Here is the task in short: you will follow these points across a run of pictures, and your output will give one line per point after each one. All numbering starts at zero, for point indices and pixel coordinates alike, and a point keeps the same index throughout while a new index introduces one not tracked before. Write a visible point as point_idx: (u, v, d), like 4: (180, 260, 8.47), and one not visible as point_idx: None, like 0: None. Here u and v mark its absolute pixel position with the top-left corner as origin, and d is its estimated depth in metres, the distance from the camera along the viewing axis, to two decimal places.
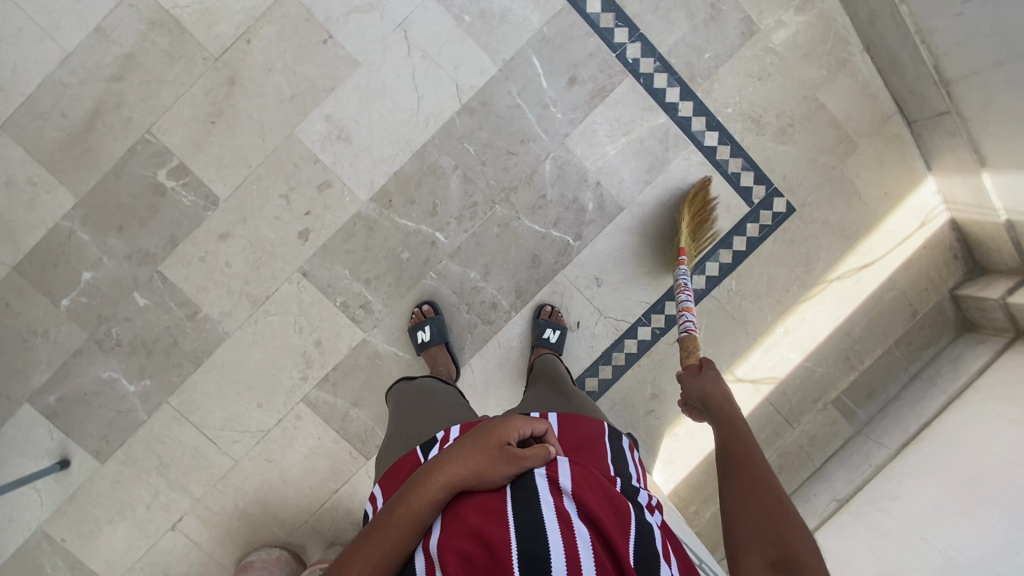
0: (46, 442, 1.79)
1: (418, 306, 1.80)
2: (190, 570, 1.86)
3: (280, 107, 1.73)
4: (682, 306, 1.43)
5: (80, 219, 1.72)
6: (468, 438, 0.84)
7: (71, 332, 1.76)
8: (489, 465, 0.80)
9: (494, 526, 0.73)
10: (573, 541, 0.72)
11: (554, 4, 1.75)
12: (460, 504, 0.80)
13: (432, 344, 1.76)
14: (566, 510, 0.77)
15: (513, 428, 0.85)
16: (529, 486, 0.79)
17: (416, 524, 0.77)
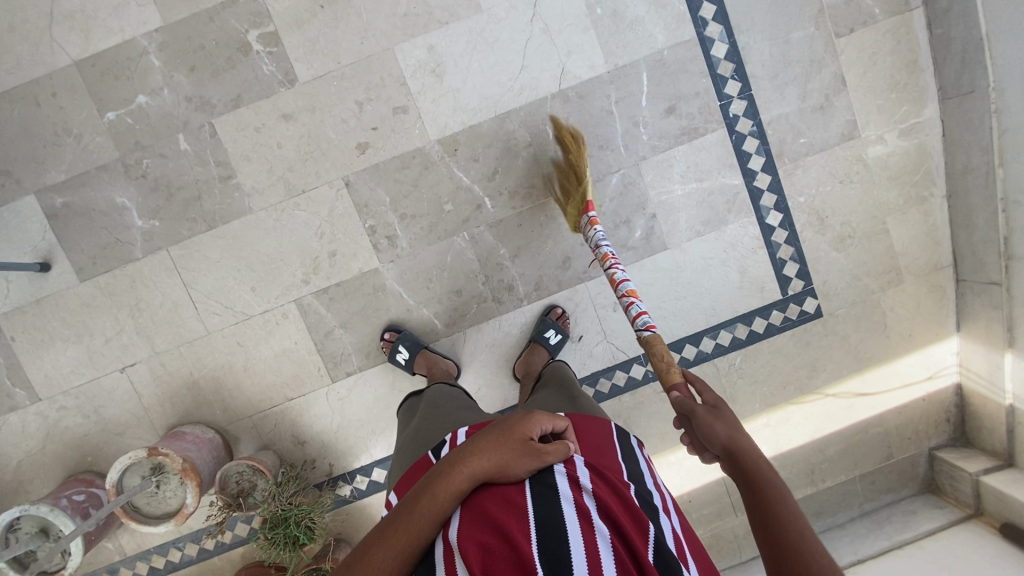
0: (34, 240, 1.74)
1: (382, 338, 1.80)
2: (122, 417, 1.83)
3: (390, 18, 1.70)
4: (627, 294, 1.45)
5: (158, 44, 1.68)
6: (486, 434, 0.95)
7: (102, 146, 1.71)
8: (510, 459, 0.91)
9: (514, 516, 0.84)
10: (593, 537, 0.81)
11: (684, 33, 1.74)
12: (480, 494, 0.90)
13: (415, 357, 1.77)
14: (586, 506, 0.87)
15: (533, 425, 0.96)
16: (548, 482, 0.90)
17: (443, 513, 0.87)
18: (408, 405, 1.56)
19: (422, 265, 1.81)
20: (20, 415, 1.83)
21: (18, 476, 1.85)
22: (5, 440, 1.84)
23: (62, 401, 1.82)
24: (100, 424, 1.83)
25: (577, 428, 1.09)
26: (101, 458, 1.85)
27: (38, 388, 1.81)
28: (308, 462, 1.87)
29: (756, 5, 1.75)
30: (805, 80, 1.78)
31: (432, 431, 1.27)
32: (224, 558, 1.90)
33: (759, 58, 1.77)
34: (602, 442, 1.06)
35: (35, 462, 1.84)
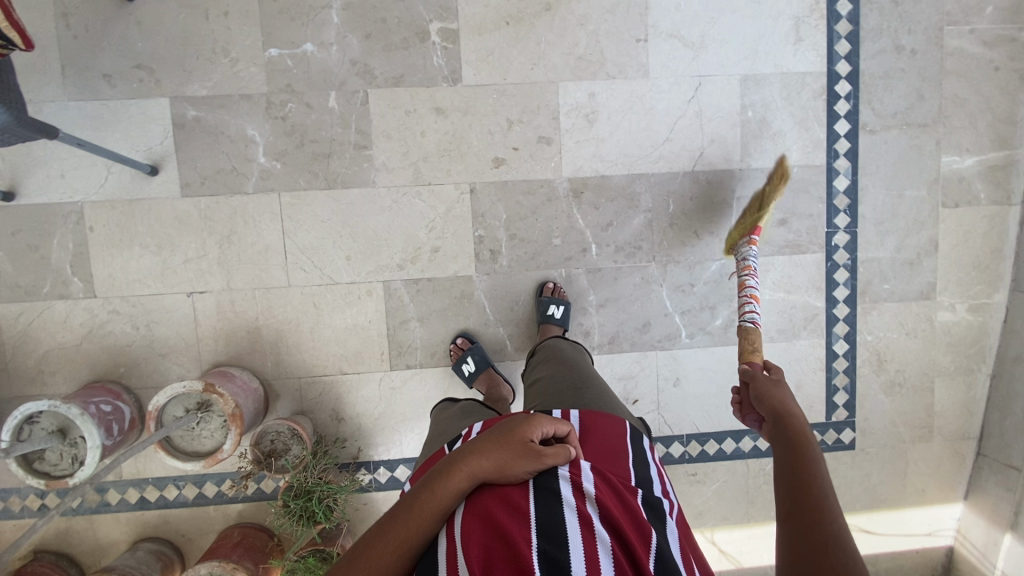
0: (151, 142, 1.71)
1: (454, 342, 1.82)
2: (171, 340, 1.78)
3: (566, 56, 1.77)
4: (749, 294, 1.58)
5: (342, 3, 1.70)
6: (489, 434, 0.94)
7: (253, 76, 1.71)
8: (511, 460, 0.90)
9: (515, 522, 0.84)
10: (593, 549, 0.81)
11: (816, 158, 1.86)
12: (481, 493, 0.90)
13: (479, 372, 1.77)
14: (588, 514, 0.87)
15: (535, 427, 0.95)
16: (550, 487, 0.89)
17: (445, 510, 0.88)
18: (440, 407, 1.54)
19: (514, 287, 1.84)
20: (67, 305, 1.75)
21: (41, 364, 1.77)
22: (44, 326, 1.76)
23: (117, 305, 1.76)
24: (147, 340, 1.78)
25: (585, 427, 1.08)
26: (134, 373, 1.79)
27: (97, 285, 1.75)
28: (339, 440, 1.84)
29: (886, 155, 1.88)
30: (904, 234, 1.92)
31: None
32: (219, 509, 1.85)
33: (873, 201, 1.90)
34: (614, 443, 1.04)
35: (65, 358, 1.77)
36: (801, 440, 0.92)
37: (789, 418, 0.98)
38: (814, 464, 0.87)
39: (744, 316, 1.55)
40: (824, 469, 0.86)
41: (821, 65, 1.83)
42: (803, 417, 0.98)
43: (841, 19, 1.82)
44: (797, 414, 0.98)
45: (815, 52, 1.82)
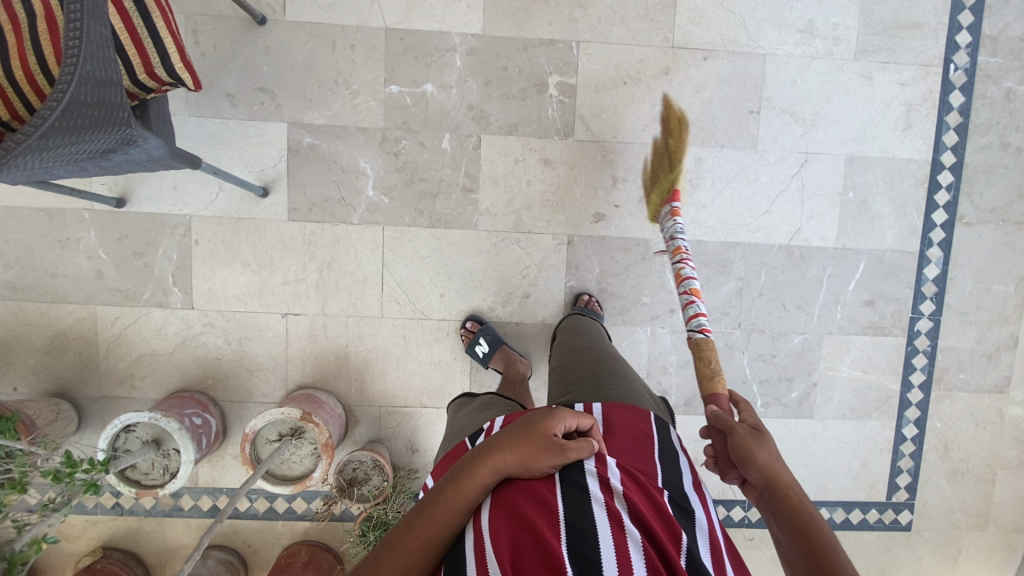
0: (264, 163, 1.73)
1: (465, 326, 1.80)
2: (261, 357, 1.82)
3: (678, 121, 1.78)
4: (690, 290, 1.41)
5: (467, 48, 1.72)
6: (511, 429, 0.91)
7: (372, 110, 1.73)
8: (534, 454, 0.87)
9: (543, 517, 0.80)
10: (624, 547, 0.77)
11: (910, 244, 1.88)
12: (507, 489, 0.87)
13: (493, 352, 1.75)
14: (617, 511, 0.83)
15: (557, 421, 0.91)
16: (577, 481, 0.86)
17: (471, 505, 0.86)
18: (461, 403, 1.44)
19: None
20: (164, 313, 1.79)
21: (132, 367, 1.81)
22: (140, 331, 1.80)
23: (212, 318, 1.80)
24: (238, 355, 1.82)
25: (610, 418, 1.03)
26: (221, 385, 1.83)
27: (196, 297, 1.79)
28: (411, 470, 1.88)
29: (978, 248, 1.89)
30: (986, 327, 1.93)
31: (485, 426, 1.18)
32: (287, 525, 1.89)
33: (960, 292, 1.91)
34: (639, 437, 1.00)
35: (157, 364, 1.81)
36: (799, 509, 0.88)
37: (783, 488, 0.91)
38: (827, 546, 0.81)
39: (694, 322, 1.36)
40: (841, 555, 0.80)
41: (927, 153, 1.84)
42: (796, 485, 0.92)
43: (952, 110, 1.83)
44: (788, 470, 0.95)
45: (922, 141, 1.83)
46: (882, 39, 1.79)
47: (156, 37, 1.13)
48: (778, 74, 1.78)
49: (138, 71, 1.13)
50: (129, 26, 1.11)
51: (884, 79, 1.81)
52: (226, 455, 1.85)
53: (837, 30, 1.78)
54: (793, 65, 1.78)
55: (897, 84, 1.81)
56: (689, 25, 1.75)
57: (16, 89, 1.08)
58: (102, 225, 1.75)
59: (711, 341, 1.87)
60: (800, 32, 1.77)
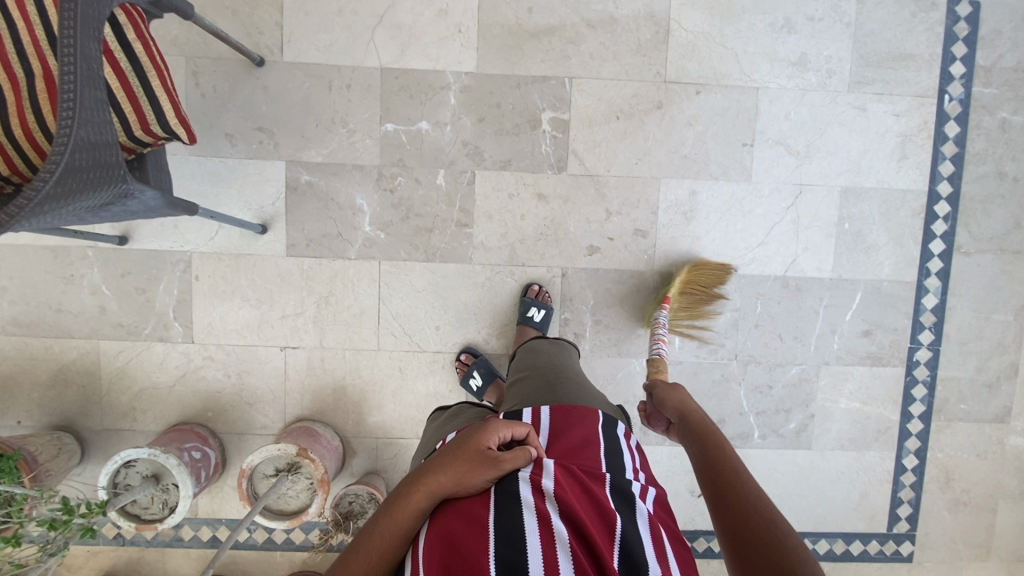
0: (263, 201, 1.77)
1: (459, 358, 1.83)
2: (259, 390, 1.85)
3: (671, 154, 1.79)
4: (659, 336, 1.58)
5: (461, 86, 1.74)
6: (445, 451, 0.93)
7: (368, 148, 1.76)
8: (466, 471, 0.89)
9: (472, 529, 0.81)
10: (551, 550, 0.78)
11: (907, 274, 1.87)
12: (444, 510, 0.88)
13: (487, 385, 1.75)
14: (548, 513, 0.83)
15: (490, 434, 0.93)
16: (509, 489, 0.87)
17: (408, 531, 0.87)
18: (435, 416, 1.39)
19: (593, 371, 1.87)
20: (165, 347, 1.82)
21: (134, 400, 1.84)
22: (141, 365, 1.83)
23: (212, 352, 1.83)
24: (237, 387, 1.85)
25: (553, 422, 1.03)
26: (220, 417, 1.86)
27: (197, 331, 1.82)
28: None
29: (977, 277, 1.88)
30: (986, 356, 1.91)
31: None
32: (285, 556, 1.91)
33: (958, 322, 1.89)
34: (582, 436, 1.01)
35: (158, 397, 1.84)
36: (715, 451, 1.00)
37: (689, 410, 1.15)
38: (712, 437, 1.03)
39: (653, 347, 1.55)
40: (723, 441, 1.02)
41: (923, 183, 1.83)
42: (698, 407, 1.16)
43: (948, 140, 1.82)
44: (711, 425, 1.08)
45: (917, 171, 1.83)
46: (875, 70, 1.79)
47: (151, 95, 1.16)
48: (771, 107, 1.79)
49: (135, 127, 1.16)
50: (124, 84, 1.13)
51: (878, 110, 1.81)
52: (225, 486, 1.87)
53: (830, 63, 1.78)
54: (787, 98, 1.79)
55: (891, 115, 1.81)
56: (682, 60, 1.77)
57: (17, 147, 1.13)
58: (105, 262, 1.78)
59: (707, 374, 1.87)
60: (793, 65, 1.78)
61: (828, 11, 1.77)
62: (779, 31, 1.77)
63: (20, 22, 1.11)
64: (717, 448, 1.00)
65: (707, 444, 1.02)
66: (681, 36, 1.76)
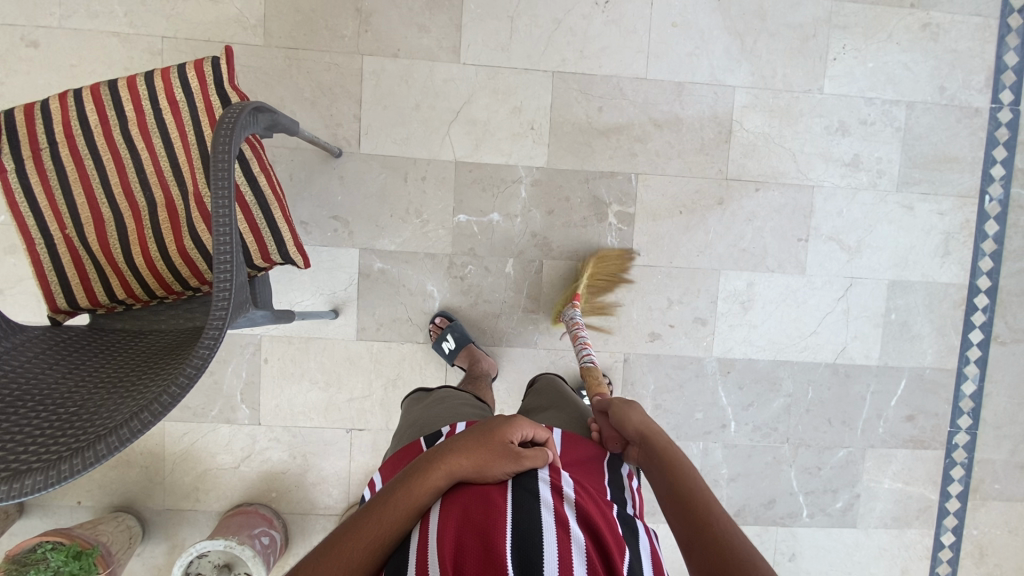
0: (335, 287, 1.80)
1: (433, 321, 1.81)
2: (324, 470, 1.87)
3: (730, 248, 1.87)
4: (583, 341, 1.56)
5: (531, 180, 1.81)
6: (468, 436, 0.97)
7: (441, 237, 1.80)
8: (490, 459, 0.92)
9: (492, 516, 0.85)
10: (568, 550, 0.81)
11: (948, 362, 1.96)
12: (459, 491, 0.92)
13: (459, 350, 1.75)
14: (565, 515, 0.88)
15: (515, 429, 0.98)
16: (529, 487, 0.91)
17: (421, 506, 0.89)
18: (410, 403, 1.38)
19: None
20: (231, 429, 1.84)
21: (197, 481, 1.84)
22: (207, 445, 1.84)
23: (278, 432, 1.85)
24: (302, 467, 1.86)
25: (566, 445, 1.11)
26: (284, 498, 1.86)
27: (264, 413, 1.84)
28: None
29: (1013, 366, 1.97)
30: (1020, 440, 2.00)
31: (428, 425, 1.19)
32: None
33: (995, 407, 1.98)
34: (590, 465, 1.09)
35: (221, 478, 1.85)
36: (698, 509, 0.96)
37: (656, 439, 1.08)
38: (692, 479, 1.01)
39: (583, 356, 1.53)
40: (701, 482, 1.00)
41: (964, 277, 1.94)
42: (662, 432, 1.10)
43: (988, 237, 1.93)
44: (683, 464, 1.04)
45: (958, 266, 1.93)
46: (922, 171, 1.89)
47: (273, 226, 1.20)
48: (825, 204, 1.88)
49: (256, 257, 1.20)
50: (249, 218, 1.18)
51: (924, 209, 1.91)
52: (286, 567, 1.87)
53: (881, 164, 1.88)
54: (839, 196, 1.88)
55: (936, 213, 1.91)
56: (742, 158, 1.85)
57: (139, 276, 1.20)
58: None
59: (760, 456, 1.94)
60: (846, 166, 1.87)
61: (879, 115, 1.87)
62: (834, 133, 1.86)
63: (144, 153, 1.16)
64: (699, 494, 0.98)
65: (685, 485, 1.00)
66: (742, 137, 1.84)
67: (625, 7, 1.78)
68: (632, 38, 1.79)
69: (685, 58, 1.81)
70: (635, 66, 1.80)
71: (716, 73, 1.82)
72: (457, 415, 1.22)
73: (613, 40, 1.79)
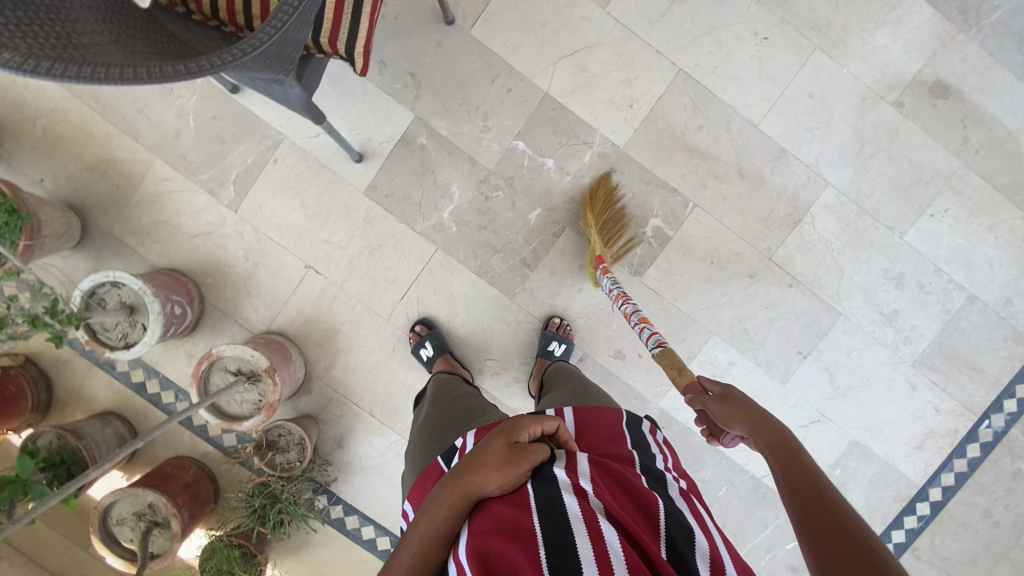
0: (374, 135, 1.78)
1: (415, 327, 1.83)
2: (264, 287, 1.85)
3: (734, 320, 1.82)
4: (643, 322, 1.41)
5: (601, 152, 1.77)
6: (472, 451, 0.87)
7: (491, 150, 1.78)
8: (497, 471, 0.82)
9: (512, 530, 0.75)
10: (598, 544, 0.72)
11: None
12: (481, 507, 0.82)
13: (437, 356, 1.74)
14: (590, 508, 0.78)
15: (518, 432, 0.88)
16: (545, 486, 0.81)
17: (447, 533, 0.80)
18: (418, 407, 1.45)
19: None
20: (208, 200, 1.82)
21: (152, 226, 1.83)
22: (180, 202, 1.82)
23: (246, 229, 1.83)
24: (247, 273, 1.84)
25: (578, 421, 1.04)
26: (215, 288, 1.84)
27: (244, 204, 1.82)
28: (325, 462, 1.87)
29: None
30: None
31: (437, 421, 1.22)
32: (192, 439, 1.91)
33: None
34: (609, 433, 1.02)
35: (172, 237, 1.83)
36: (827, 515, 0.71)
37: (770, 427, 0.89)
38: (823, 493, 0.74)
39: (651, 339, 1.35)
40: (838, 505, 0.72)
41: (921, 478, 1.88)
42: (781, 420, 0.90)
43: (964, 457, 1.87)
44: (800, 451, 0.83)
45: (924, 465, 1.87)
46: (943, 363, 1.84)
47: (355, 16, 1.19)
48: (840, 337, 1.83)
49: (324, 36, 1.19)
50: None
51: (924, 396, 1.85)
52: (181, 349, 1.87)
53: (912, 332, 1.83)
54: (857, 337, 1.83)
55: (932, 407, 1.86)
56: (795, 249, 1.80)
57: None
58: (207, 98, 1.79)
59: None
60: (880, 315, 1.82)
61: (938, 289, 1.82)
62: (889, 281, 1.81)
63: None
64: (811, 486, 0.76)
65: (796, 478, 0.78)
66: (806, 232, 1.80)
67: (778, 53, 1.74)
68: (766, 83, 1.75)
69: (801, 132, 1.77)
70: (753, 111, 1.76)
71: (820, 159, 1.77)
72: (463, 416, 1.21)
73: (749, 76, 1.75)
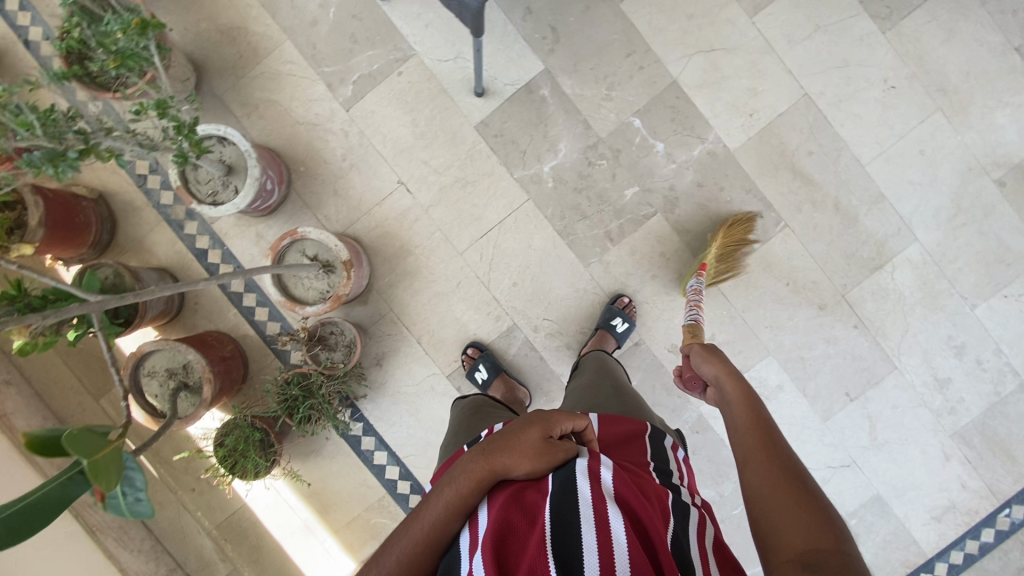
0: (501, 74, 1.81)
1: (465, 351, 1.84)
2: (351, 190, 1.85)
3: (793, 345, 1.84)
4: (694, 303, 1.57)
5: (710, 150, 1.81)
6: (501, 433, 0.86)
7: (608, 120, 1.82)
8: (523, 459, 0.81)
9: (531, 515, 0.74)
10: (605, 538, 0.69)
11: None
12: (502, 487, 0.81)
13: (491, 378, 1.78)
14: (602, 498, 0.75)
15: (551, 425, 0.86)
16: (567, 473, 0.79)
17: (464, 507, 0.80)
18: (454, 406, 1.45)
19: None
20: (324, 92, 1.84)
21: (262, 102, 1.85)
22: (295, 87, 1.85)
23: (351, 130, 1.85)
24: (340, 171, 1.85)
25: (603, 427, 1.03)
26: (304, 178, 1.85)
27: (357, 106, 1.84)
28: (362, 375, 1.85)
29: None
30: None
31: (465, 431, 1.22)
32: (236, 318, 1.89)
33: None
34: (632, 441, 1.01)
35: (278, 118, 1.84)
36: (788, 477, 0.78)
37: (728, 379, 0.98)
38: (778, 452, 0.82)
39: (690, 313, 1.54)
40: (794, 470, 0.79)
41: (932, 550, 1.87)
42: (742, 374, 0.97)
43: (978, 539, 1.87)
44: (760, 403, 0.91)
45: (938, 537, 1.86)
46: (980, 442, 1.86)
47: None
48: (890, 389, 1.85)
49: None
50: None
51: (954, 469, 1.86)
52: (252, 228, 1.87)
53: (958, 404, 1.85)
54: (905, 395, 1.85)
55: (959, 482, 1.86)
56: (869, 293, 1.83)
57: None
58: None
59: None
60: (933, 379, 1.85)
61: (993, 369, 1.84)
62: (949, 348, 1.84)
63: None
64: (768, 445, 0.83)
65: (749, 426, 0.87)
66: (883, 279, 1.83)
67: (901, 104, 1.80)
68: (883, 129, 1.81)
69: (903, 184, 1.81)
70: (864, 151, 1.81)
71: (914, 214, 1.82)
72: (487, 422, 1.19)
73: (869, 118, 1.80)
